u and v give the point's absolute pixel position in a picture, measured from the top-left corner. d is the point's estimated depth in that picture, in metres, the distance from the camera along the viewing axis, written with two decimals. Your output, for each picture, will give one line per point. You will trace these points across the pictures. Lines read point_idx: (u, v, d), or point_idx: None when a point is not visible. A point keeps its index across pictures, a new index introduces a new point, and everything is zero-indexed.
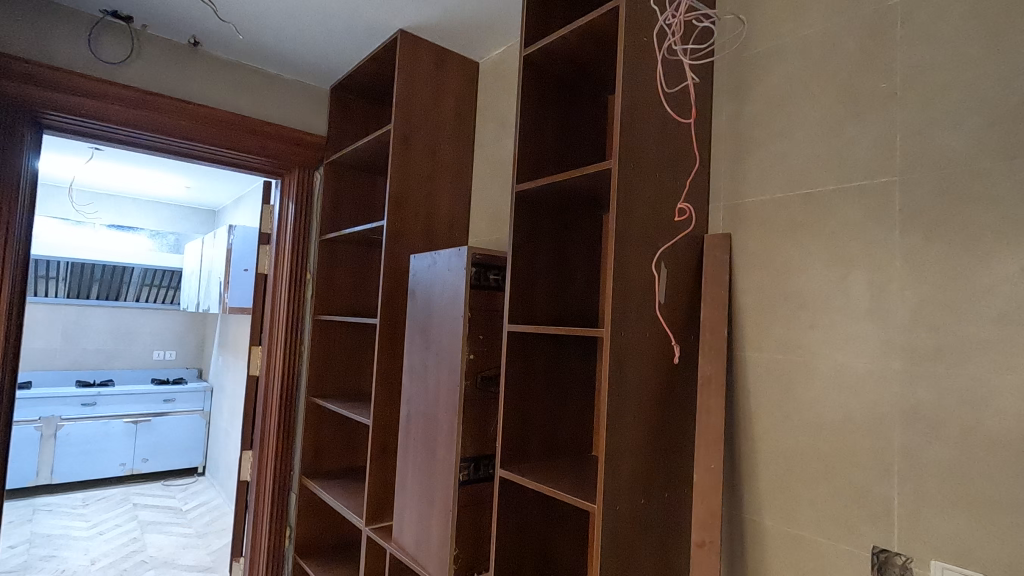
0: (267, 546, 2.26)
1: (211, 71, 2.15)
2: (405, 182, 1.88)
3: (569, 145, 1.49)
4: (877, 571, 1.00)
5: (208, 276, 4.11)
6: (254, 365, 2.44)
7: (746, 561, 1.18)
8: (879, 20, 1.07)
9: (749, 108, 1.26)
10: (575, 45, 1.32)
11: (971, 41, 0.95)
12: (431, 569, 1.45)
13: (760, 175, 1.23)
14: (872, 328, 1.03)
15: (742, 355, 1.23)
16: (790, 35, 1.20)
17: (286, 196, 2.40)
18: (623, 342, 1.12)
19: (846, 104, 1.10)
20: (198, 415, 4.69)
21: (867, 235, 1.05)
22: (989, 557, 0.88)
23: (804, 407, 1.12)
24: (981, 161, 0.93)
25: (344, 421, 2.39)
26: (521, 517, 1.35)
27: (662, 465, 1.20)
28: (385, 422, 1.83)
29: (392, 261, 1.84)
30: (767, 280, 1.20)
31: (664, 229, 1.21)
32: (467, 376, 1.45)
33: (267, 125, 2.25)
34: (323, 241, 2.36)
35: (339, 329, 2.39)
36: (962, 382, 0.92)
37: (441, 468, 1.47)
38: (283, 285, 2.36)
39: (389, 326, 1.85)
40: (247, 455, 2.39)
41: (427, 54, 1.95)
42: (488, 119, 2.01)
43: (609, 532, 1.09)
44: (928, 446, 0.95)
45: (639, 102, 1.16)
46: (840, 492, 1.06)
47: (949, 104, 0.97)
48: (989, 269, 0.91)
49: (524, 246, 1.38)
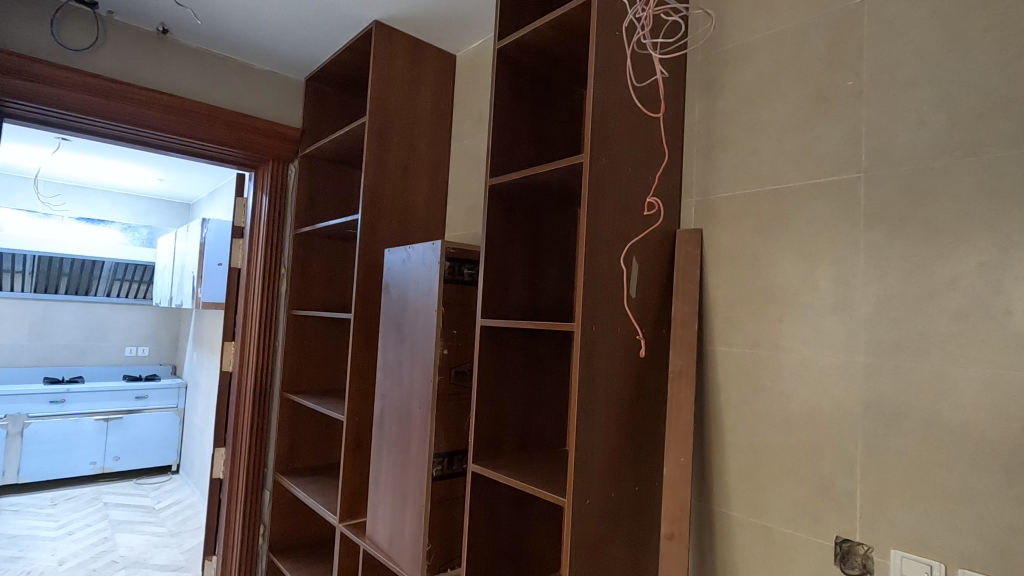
0: (239, 545, 2.23)
1: (181, 60, 2.10)
2: (380, 176, 1.86)
3: (544, 139, 1.49)
4: (840, 561, 1.02)
5: (181, 270, 4.03)
6: (227, 361, 2.40)
7: (715, 553, 1.20)
8: (846, 19, 1.08)
9: (719, 104, 1.27)
10: (548, 38, 1.31)
11: (934, 40, 0.97)
12: (404, 565, 1.45)
13: (731, 171, 1.24)
14: (838, 322, 1.05)
15: (712, 349, 1.24)
16: (760, 33, 1.21)
17: (260, 189, 2.36)
18: (594, 336, 1.12)
19: (814, 101, 1.11)
20: (172, 413, 4.60)
21: (833, 230, 1.07)
22: (945, 546, 0.90)
23: (772, 400, 1.13)
24: (942, 158, 0.95)
25: (319, 418, 2.37)
26: (493, 512, 1.35)
27: (633, 459, 1.20)
28: (360, 418, 1.81)
29: (366, 256, 1.82)
30: (737, 275, 1.21)
31: (636, 223, 1.21)
32: (440, 371, 1.44)
33: (241, 116, 2.20)
34: (298, 235, 2.33)
35: (314, 324, 2.37)
36: (922, 374, 0.94)
37: (414, 464, 1.46)
38: (257, 280, 2.32)
39: (363, 321, 1.83)
40: (220, 452, 2.35)
41: (403, 46, 1.93)
42: (465, 112, 2.00)
43: (579, 526, 1.09)
44: (890, 437, 0.97)
45: (611, 97, 1.16)
46: (806, 484, 1.07)
47: (912, 102, 0.99)
48: (949, 264, 0.93)
49: (497, 240, 1.37)
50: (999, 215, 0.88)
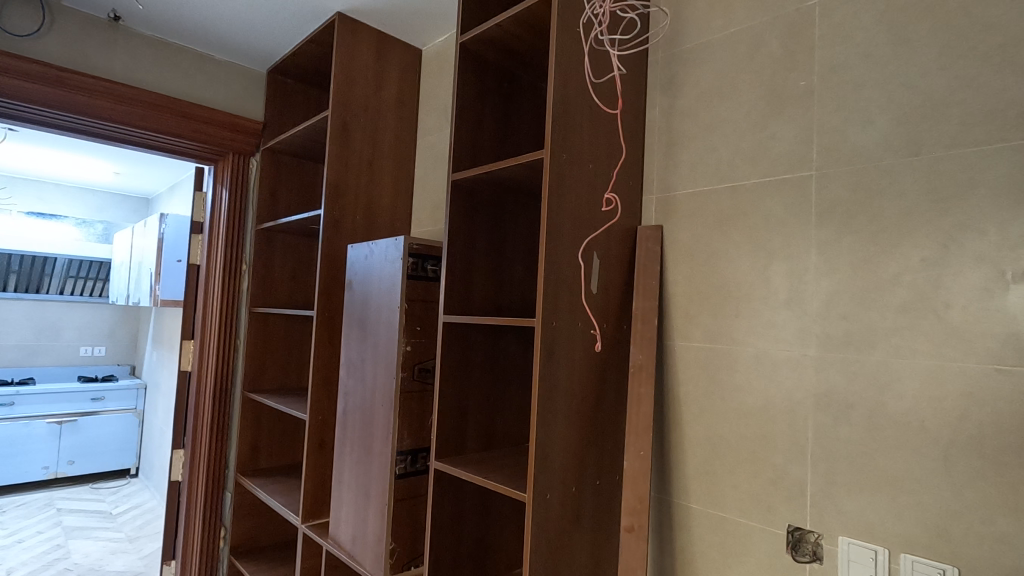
0: (199, 548, 2.17)
1: (134, 49, 2.02)
2: (343, 170, 1.83)
3: (507, 134, 1.49)
4: (792, 549, 1.05)
5: (139, 267, 3.90)
6: (185, 360, 2.32)
7: (674, 545, 1.22)
8: (799, 21, 1.11)
9: (679, 102, 1.29)
10: (511, 33, 1.31)
11: (881, 42, 1.00)
12: (367, 566, 1.43)
13: (689, 168, 1.26)
14: (791, 316, 1.08)
15: (671, 344, 1.26)
16: (718, 33, 1.23)
17: (220, 183, 2.30)
18: (554, 331, 1.12)
19: (770, 100, 1.14)
20: (130, 414, 4.46)
21: (787, 227, 1.09)
22: (889, 531, 0.94)
23: (729, 393, 1.16)
24: (887, 157, 0.98)
25: (283, 418, 2.32)
26: (456, 509, 1.34)
27: (594, 453, 1.21)
28: (323, 417, 1.78)
29: (329, 251, 1.79)
30: (695, 271, 1.23)
31: (597, 219, 1.22)
32: (403, 369, 1.42)
33: (198, 107, 2.13)
34: (260, 231, 2.28)
35: (277, 322, 2.32)
36: (868, 366, 0.98)
37: (377, 462, 1.44)
38: (217, 277, 2.26)
39: (326, 318, 1.80)
40: (179, 454, 2.28)
41: (367, 39, 1.89)
42: (430, 106, 1.98)
43: (540, 521, 1.09)
44: (839, 428, 1.00)
45: (572, 93, 1.17)
46: (760, 475, 1.10)
47: (861, 102, 1.02)
48: (895, 259, 0.96)
49: (460, 236, 1.36)
50: (939, 213, 0.92)
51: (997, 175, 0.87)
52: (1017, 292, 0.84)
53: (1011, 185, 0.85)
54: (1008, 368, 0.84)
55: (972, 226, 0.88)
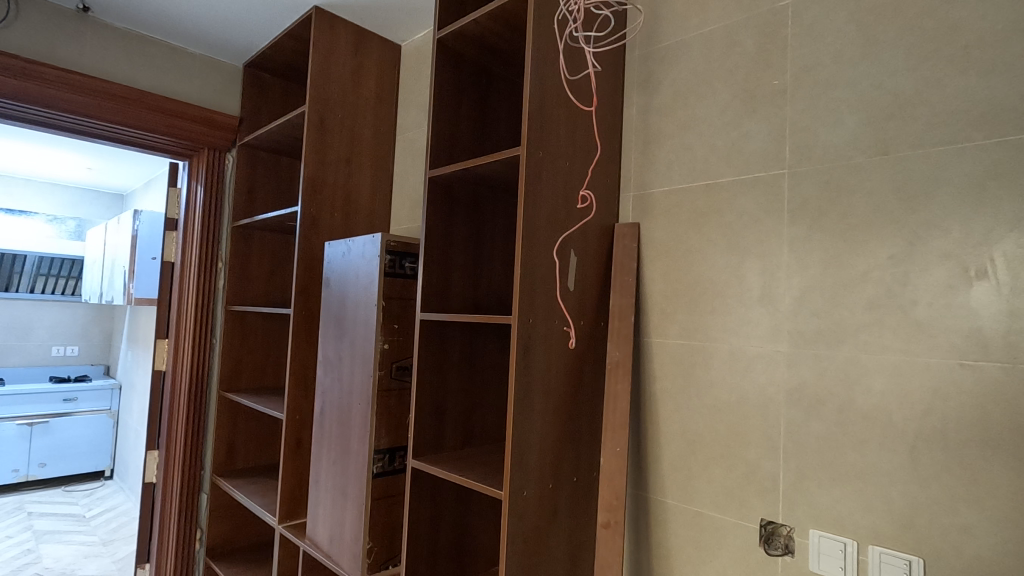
0: (174, 550, 2.14)
1: (104, 41, 1.98)
2: (321, 166, 1.81)
3: (485, 131, 1.48)
4: (764, 543, 1.06)
5: (112, 266, 3.82)
6: (159, 359, 2.28)
7: (650, 540, 1.23)
8: (772, 20, 1.12)
9: (656, 100, 1.30)
10: (488, 29, 1.31)
11: (851, 43, 1.02)
12: (344, 565, 1.42)
13: (666, 166, 1.26)
14: (763, 313, 1.09)
15: (648, 340, 1.27)
16: (694, 31, 1.24)
17: (195, 179, 2.26)
18: (530, 328, 1.12)
19: (743, 99, 1.15)
20: (105, 415, 4.37)
21: (760, 225, 1.10)
22: (857, 524, 0.95)
23: (703, 389, 1.17)
24: (857, 157, 0.99)
25: (260, 418, 2.29)
26: (434, 507, 1.34)
27: (571, 449, 1.22)
28: (300, 416, 1.76)
29: (306, 248, 1.77)
30: (671, 268, 1.24)
31: (573, 217, 1.22)
32: (381, 367, 1.41)
33: (173, 102, 2.09)
34: (236, 228, 2.24)
35: (254, 320, 2.29)
36: (838, 362, 0.99)
37: (354, 461, 1.43)
38: (191, 274, 2.22)
39: (303, 315, 1.78)
40: (153, 454, 2.24)
41: (345, 34, 1.87)
42: (409, 103, 1.97)
43: (517, 519, 1.09)
44: (810, 423, 1.02)
45: (548, 90, 1.17)
46: (734, 469, 1.11)
47: (831, 102, 1.03)
48: (864, 256, 0.97)
49: (437, 233, 1.36)
50: (906, 211, 0.93)
51: (962, 174, 0.88)
52: (980, 289, 0.86)
53: (975, 184, 0.87)
54: (971, 362, 0.86)
55: (938, 225, 0.90)
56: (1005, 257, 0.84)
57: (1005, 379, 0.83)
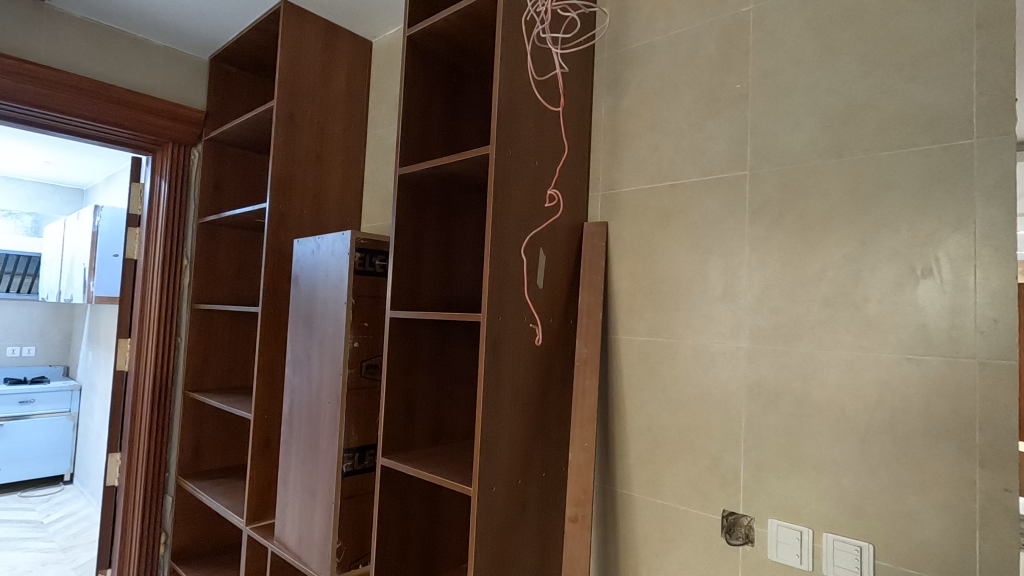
0: (137, 554, 2.09)
1: (62, 32, 1.92)
2: (290, 162, 1.79)
3: (455, 130, 1.49)
4: (726, 533, 1.09)
5: (71, 264, 3.69)
6: (122, 359, 2.22)
7: (617, 532, 1.25)
8: (734, 26, 1.15)
9: (624, 101, 1.32)
10: (459, 27, 1.31)
11: (809, 49, 1.05)
12: (313, 565, 1.41)
13: (633, 166, 1.29)
14: (725, 311, 1.12)
15: (616, 337, 1.29)
16: (660, 35, 1.26)
17: (158, 174, 2.20)
18: (499, 325, 1.13)
19: (707, 101, 1.18)
20: (64, 417, 4.23)
21: (723, 225, 1.13)
22: (813, 513, 0.99)
23: (669, 385, 1.19)
24: (814, 159, 1.03)
25: (228, 418, 2.25)
26: (404, 504, 1.34)
27: (539, 445, 1.23)
28: (268, 416, 1.73)
29: (274, 246, 1.74)
30: (639, 265, 1.26)
31: (542, 215, 1.23)
32: (350, 365, 1.41)
33: (135, 95, 2.03)
34: (202, 224, 2.19)
35: (221, 319, 2.24)
36: (796, 357, 1.03)
37: (323, 461, 1.42)
38: (155, 272, 2.17)
39: (272, 314, 1.75)
40: (115, 457, 2.18)
41: (315, 29, 1.85)
42: (381, 99, 1.96)
43: (486, 514, 1.10)
44: (769, 416, 1.05)
45: (517, 89, 1.18)
46: (698, 462, 1.14)
47: (790, 106, 1.07)
48: (820, 255, 1.01)
49: (407, 230, 1.36)
50: (859, 213, 0.97)
51: (909, 177, 0.93)
52: (926, 287, 0.90)
53: (922, 187, 0.91)
54: (918, 357, 0.90)
55: (887, 226, 0.94)
56: (949, 257, 0.88)
57: (948, 373, 0.87)
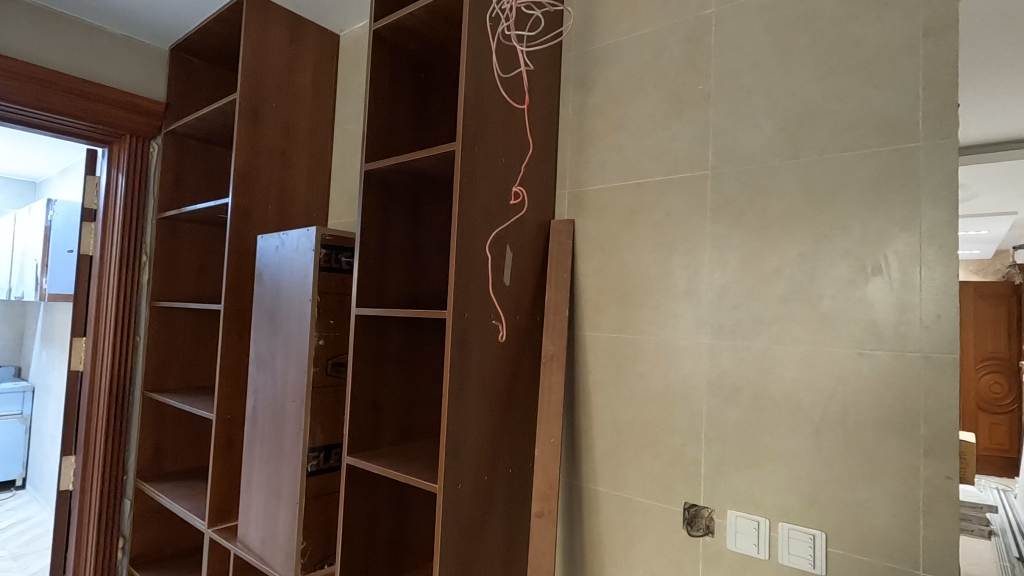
0: (93, 561, 2.02)
1: (12, 16, 1.83)
2: (254, 156, 1.75)
3: (423, 127, 1.48)
4: (687, 525, 1.11)
5: (22, 260, 3.54)
6: (76, 359, 2.14)
7: (583, 526, 1.27)
8: (697, 28, 1.17)
9: (590, 100, 1.33)
10: (426, 22, 1.30)
11: (767, 52, 1.08)
12: (277, 566, 1.39)
13: (599, 165, 1.30)
14: (687, 307, 1.14)
15: (582, 334, 1.31)
16: (626, 35, 1.28)
17: (115, 167, 2.13)
18: (465, 321, 1.13)
19: (671, 102, 1.20)
20: (16, 420, 4.05)
21: (686, 224, 1.16)
22: (769, 503, 1.02)
23: (634, 381, 1.21)
24: (771, 160, 1.06)
25: (190, 419, 2.20)
26: (370, 502, 1.33)
27: (506, 441, 1.24)
28: (231, 416, 1.70)
29: (238, 242, 1.70)
30: (605, 262, 1.28)
31: (508, 212, 1.24)
32: (316, 363, 1.39)
33: (91, 85, 1.96)
34: (162, 220, 2.13)
35: (183, 317, 2.18)
36: (755, 353, 1.06)
37: (288, 460, 1.40)
38: (112, 268, 2.10)
39: (235, 312, 1.71)
40: (69, 461, 2.10)
41: (280, 21, 1.81)
42: (349, 94, 1.94)
43: (451, 511, 1.10)
44: (729, 410, 1.08)
45: (484, 86, 1.18)
46: (661, 456, 1.16)
47: (750, 108, 1.09)
48: (778, 253, 1.04)
49: (373, 226, 1.34)
50: (814, 212, 1.01)
51: (859, 179, 0.96)
52: (875, 284, 0.94)
53: (872, 188, 0.95)
54: (868, 352, 0.94)
55: (840, 225, 0.98)
56: (897, 256, 0.92)
57: (896, 367, 0.91)
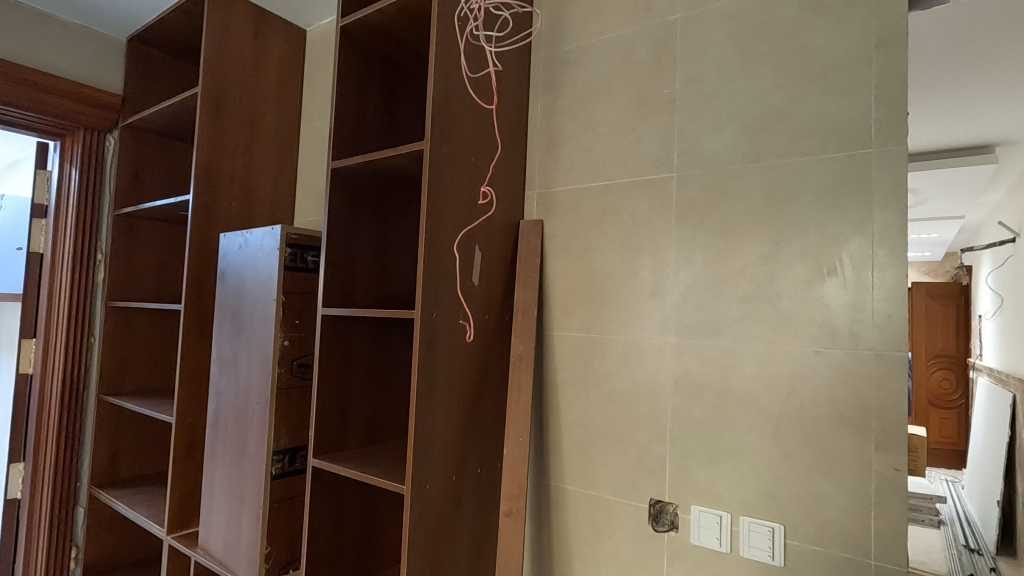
0: (43, 572, 1.93)
1: None
2: (217, 152, 1.70)
3: (392, 125, 1.47)
4: (653, 520, 1.13)
5: None
6: (26, 361, 2.05)
7: (552, 524, 1.28)
8: (663, 33, 1.20)
9: (560, 101, 1.34)
10: (395, 19, 1.29)
11: (730, 58, 1.11)
12: (240, 571, 1.35)
13: (568, 166, 1.31)
14: (654, 307, 1.16)
15: (550, 333, 1.32)
16: (594, 38, 1.29)
17: (69, 162, 2.05)
18: (434, 321, 1.12)
19: (638, 105, 1.22)
20: None
21: (652, 225, 1.18)
22: (732, 498, 1.05)
23: (601, 379, 1.23)
24: (734, 163, 1.09)
25: (148, 423, 2.12)
26: (337, 504, 1.31)
27: (475, 441, 1.24)
28: (192, 419, 1.65)
29: (199, 240, 1.66)
30: (573, 262, 1.29)
31: (477, 212, 1.24)
32: (281, 364, 1.36)
33: (42, 75, 1.88)
34: (119, 217, 2.05)
35: (140, 317, 2.10)
36: (718, 352, 1.08)
37: (251, 463, 1.37)
38: (64, 267, 2.02)
39: (196, 312, 1.66)
40: (18, 468, 2.01)
41: (245, 14, 1.77)
42: (316, 91, 1.91)
43: (419, 511, 1.10)
44: (693, 407, 1.10)
45: (453, 84, 1.17)
46: (628, 453, 1.18)
47: (714, 112, 1.12)
48: (740, 254, 1.07)
49: (340, 225, 1.33)
50: (774, 214, 1.04)
51: (816, 183, 1.00)
52: (831, 285, 0.97)
53: (828, 192, 0.98)
54: (824, 350, 0.97)
55: (798, 228, 1.01)
56: (851, 257, 0.96)
57: (850, 364, 0.95)
